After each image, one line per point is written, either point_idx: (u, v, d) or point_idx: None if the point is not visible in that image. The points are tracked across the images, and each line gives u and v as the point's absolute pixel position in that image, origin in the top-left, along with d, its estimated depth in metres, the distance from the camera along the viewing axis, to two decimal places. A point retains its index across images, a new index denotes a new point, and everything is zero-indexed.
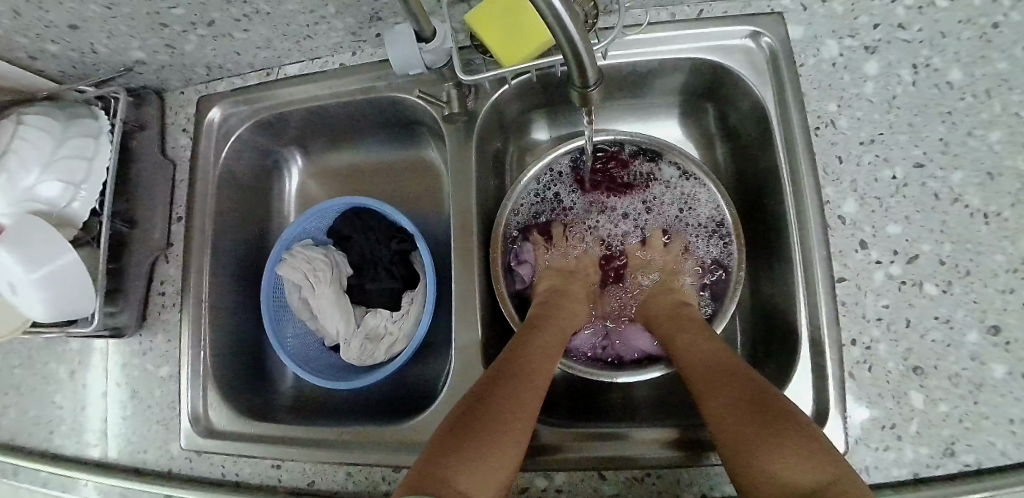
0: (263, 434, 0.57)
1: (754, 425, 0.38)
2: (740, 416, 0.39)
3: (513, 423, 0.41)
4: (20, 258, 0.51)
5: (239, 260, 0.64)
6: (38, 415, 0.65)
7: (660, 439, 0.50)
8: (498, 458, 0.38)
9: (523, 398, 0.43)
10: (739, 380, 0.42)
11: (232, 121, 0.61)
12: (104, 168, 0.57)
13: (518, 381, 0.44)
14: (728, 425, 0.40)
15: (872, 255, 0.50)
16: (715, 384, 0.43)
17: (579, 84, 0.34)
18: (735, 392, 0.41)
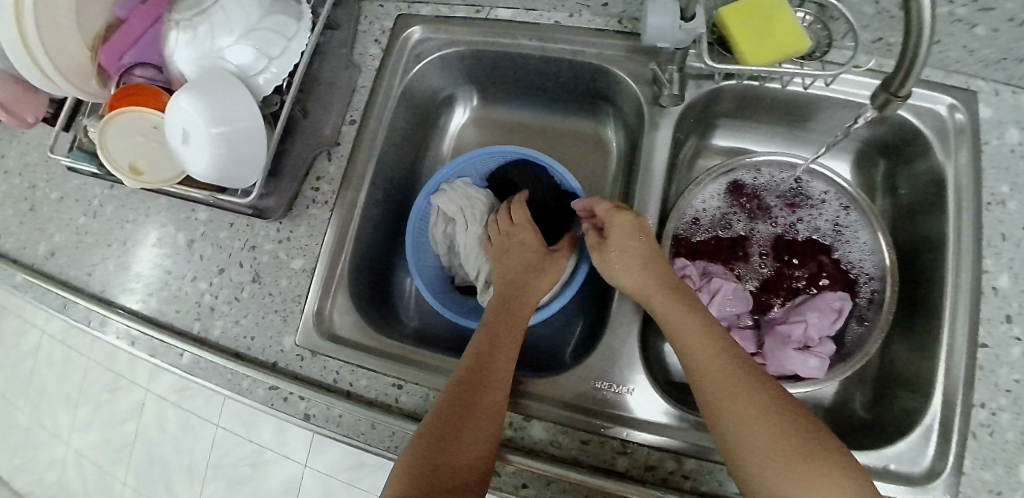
0: (387, 352, 0.56)
1: (773, 440, 0.40)
2: (761, 425, 0.41)
3: (482, 411, 0.45)
4: (201, 101, 0.51)
5: (392, 178, 0.64)
6: (141, 274, 0.63)
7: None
8: (472, 444, 0.43)
9: (491, 393, 0.46)
10: (749, 391, 0.42)
11: (428, 45, 0.61)
12: (297, 51, 0.57)
13: (492, 380, 0.47)
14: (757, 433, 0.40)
15: (1014, 330, 0.52)
16: (730, 403, 0.42)
17: (891, 91, 0.38)
18: (747, 401, 0.42)
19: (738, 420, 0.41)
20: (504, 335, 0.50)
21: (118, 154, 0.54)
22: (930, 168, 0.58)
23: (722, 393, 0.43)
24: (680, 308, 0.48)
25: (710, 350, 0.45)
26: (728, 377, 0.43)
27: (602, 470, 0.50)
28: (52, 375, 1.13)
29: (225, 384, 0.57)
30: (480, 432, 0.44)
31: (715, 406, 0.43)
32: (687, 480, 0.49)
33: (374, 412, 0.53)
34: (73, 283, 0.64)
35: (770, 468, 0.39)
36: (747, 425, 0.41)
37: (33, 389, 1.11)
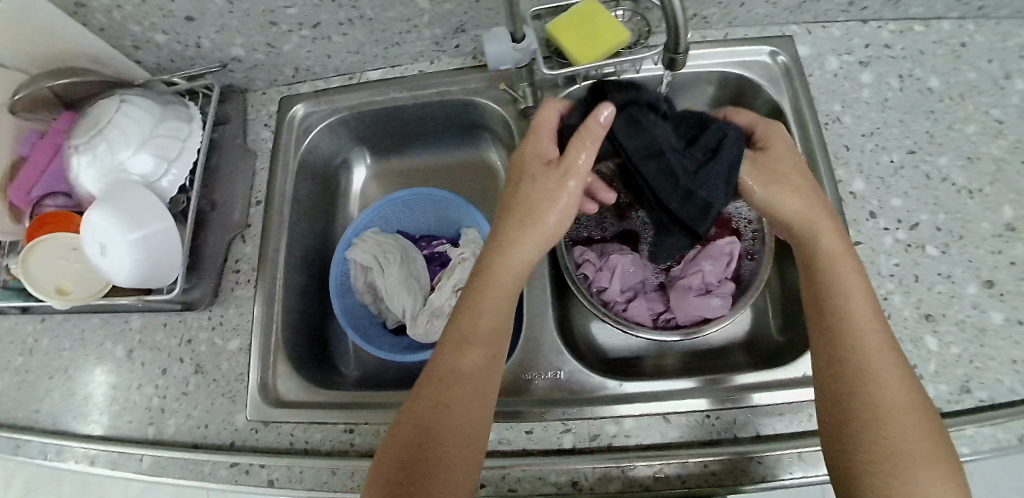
0: (334, 400, 0.59)
1: (858, 413, 0.41)
2: (907, 397, 0.41)
3: (460, 418, 0.44)
4: (113, 212, 0.54)
5: (307, 242, 0.68)
6: (88, 396, 0.64)
7: (720, 388, 0.55)
8: (458, 461, 0.42)
9: (466, 398, 0.44)
10: (884, 351, 0.43)
11: (312, 118, 0.67)
12: (194, 149, 0.63)
13: (469, 380, 0.45)
14: (882, 401, 0.41)
15: (880, 223, 0.58)
16: (867, 371, 0.42)
17: (670, 50, 0.42)
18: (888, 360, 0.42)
19: (877, 380, 0.41)
20: (483, 330, 0.47)
21: (43, 280, 0.57)
22: (767, 112, 0.64)
23: (850, 362, 0.43)
24: (843, 258, 0.47)
25: (871, 323, 0.44)
26: (872, 338, 0.43)
27: (552, 451, 0.54)
28: None
29: (187, 476, 0.58)
30: (460, 441, 0.43)
31: (859, 355, 0.43)
32: (631, 438, 0.53)
33: (333, 460, 0.56)
34: (21, 423, 0.65)
35: (894, 429, 0.40)
36: (881, 396, 0.41)
37: None
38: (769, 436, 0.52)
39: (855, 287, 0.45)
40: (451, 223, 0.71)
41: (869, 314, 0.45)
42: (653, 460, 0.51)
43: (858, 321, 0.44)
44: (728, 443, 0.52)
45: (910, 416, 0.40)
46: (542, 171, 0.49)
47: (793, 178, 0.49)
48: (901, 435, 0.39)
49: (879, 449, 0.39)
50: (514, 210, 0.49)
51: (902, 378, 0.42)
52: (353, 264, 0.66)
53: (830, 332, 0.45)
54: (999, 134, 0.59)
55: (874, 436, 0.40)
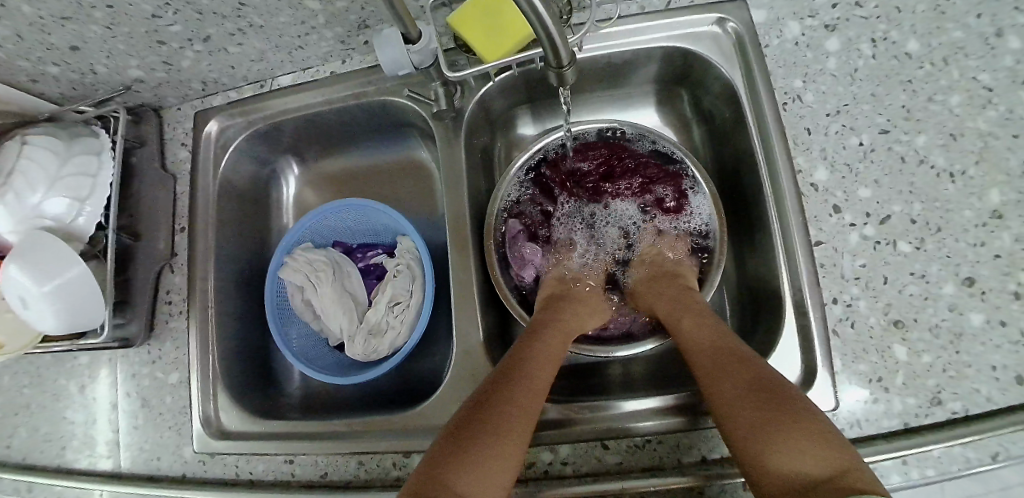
0: (272, 432, 0.58)
1: (756, 411, 0.40)
2: (747, 405, 0.41)
3: (503, 430, 0.42)
4: (27, 265, 0.53)
5: (241, 265, 0.66)
6: (50, 432, 0.66)
7: (662, 408, 0.51)
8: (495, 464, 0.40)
9: (518, 410, 0.43)
10: (749, 366, 0.44)
11: (230, 132, 0.64)
12: (108, 183, 0.60)
13: (520, 394, 0.45)
14: (740, 418, 0.41)
15: (846, 218, 0.53)
16: (728, 373, 0.44)
17: (554, 64, 0.38)
18: (747, 377, 0.43)
19: (718, 390, 0.44)
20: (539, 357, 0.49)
21: None
22: (722, 87, 0.60)
23: (711, 374, 0.45)
24: (688, 313, 0.52)
25: (708, 337, 0.48)
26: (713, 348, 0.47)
27: None
28: None
29: None
30: (499, 448, 0.41)
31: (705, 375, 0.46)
32: (567, 466, 0.51)
33: (274, 493, 0.55)
34: None
35: (733, 413, 0.42)
36: (725, 388, 0.43)
37: None
38: (715, 460, 0.49)
39: (700, 326, 0.50)
40: (387, 230, 0.66)
41: (708, 330, 0.49)
42: (588, 491, 0.49)
43: (695, 345, 0.49)
44: (671, 469, 0.49)
45: (745, 403, 0.41)
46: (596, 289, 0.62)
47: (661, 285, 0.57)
48: (757, 414, 0.40)
49: (746, 430, 0.40)
50: (566, 298, 0.58)
51: (750, 371, 0.44)
52: (288, 285, 0.64)
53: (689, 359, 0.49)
54: (988, 106, 0.54)
55: (732, 423, 0.42)
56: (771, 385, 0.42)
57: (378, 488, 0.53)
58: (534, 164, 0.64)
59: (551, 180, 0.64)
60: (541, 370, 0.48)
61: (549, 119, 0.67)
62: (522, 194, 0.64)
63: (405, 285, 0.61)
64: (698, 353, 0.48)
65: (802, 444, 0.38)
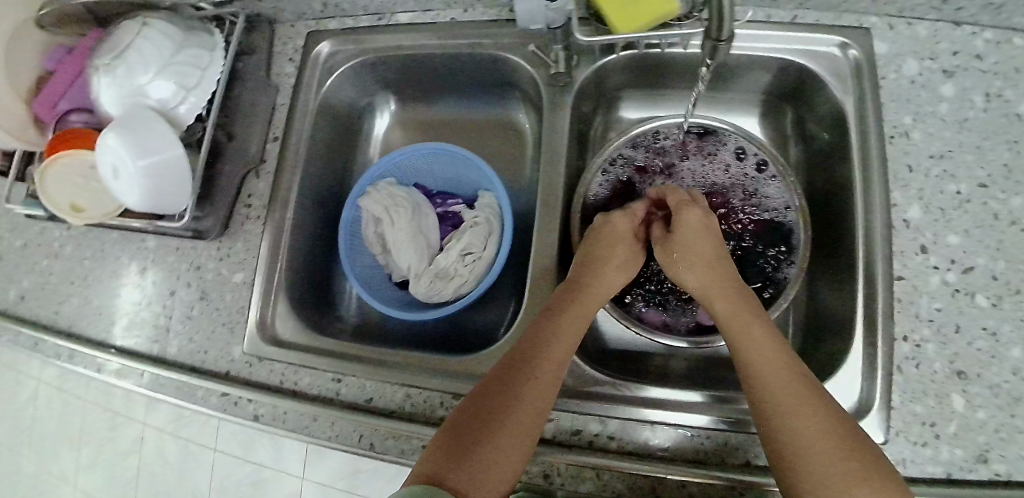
0: (325, 349, 0.59)
1: (824, 441, 0.39)
2: (806, 435, 0.40)
3: (516, 416, 0.43)
4: (128, 137, 0.54)
5: (323, 187, 0.67)
6: (103, 306, 0.67)
7: (714, 403, 0.52)
8: (500, 447, 0.41)
9: (530, 402, 0.43)
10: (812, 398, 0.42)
11: (338, 58, 0.65)
12: (214, 79, 0.61)
13: (528, 385, 0.44)
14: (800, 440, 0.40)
15: (931, 260, 0.53)
16: (789, 398, 0.42)
17: (713, 37, 0.39)
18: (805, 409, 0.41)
19: (772, 414, 0.42)
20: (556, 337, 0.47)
21: (59, 196, 0.58)
22: (831, 111, 0.59)
23: (783, 392, 0.43)
24: (735, 306, 0.50)
25: (770, 344, 0.46)
26: (779, 361, 0.45)
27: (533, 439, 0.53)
28: (48, 414, 1.16)
29: (183, 397, 0.61)
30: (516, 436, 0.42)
31: (762, 383, 0.44)
32: (612, 441, 0.51)
33: (318, 407, 0.56)
34: (41, 323, 0.68)
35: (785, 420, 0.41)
36: (805, 415, 0.41)
37: (31, 436, 1.15)
38: (761, 466, 0.49)
39: (761, 332, 0.47)
40: (469, 180, 0.67)
41: (762, 336, 0.47)
42: (633, 467, 0.50)
43: (756, 358, 0.46)
44: (717, 466, 0.49)
45: (807, 421, 0.41)
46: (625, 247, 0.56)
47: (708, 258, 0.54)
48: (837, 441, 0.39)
49: (798, 454, 0.40)
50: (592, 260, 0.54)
51: (814, 394, 0.42)
52: (362, 214, 0.65)
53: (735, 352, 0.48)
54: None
55: (781, 438, 0.41)
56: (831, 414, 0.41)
57: (422, 423, 0.53)
58: (621, 153, 0.62)
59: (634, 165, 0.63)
60: (559, 349, 0.47)
61: (651, 111, 0.66)
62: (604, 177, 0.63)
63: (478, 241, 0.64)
64: (755, 370, 0.45)
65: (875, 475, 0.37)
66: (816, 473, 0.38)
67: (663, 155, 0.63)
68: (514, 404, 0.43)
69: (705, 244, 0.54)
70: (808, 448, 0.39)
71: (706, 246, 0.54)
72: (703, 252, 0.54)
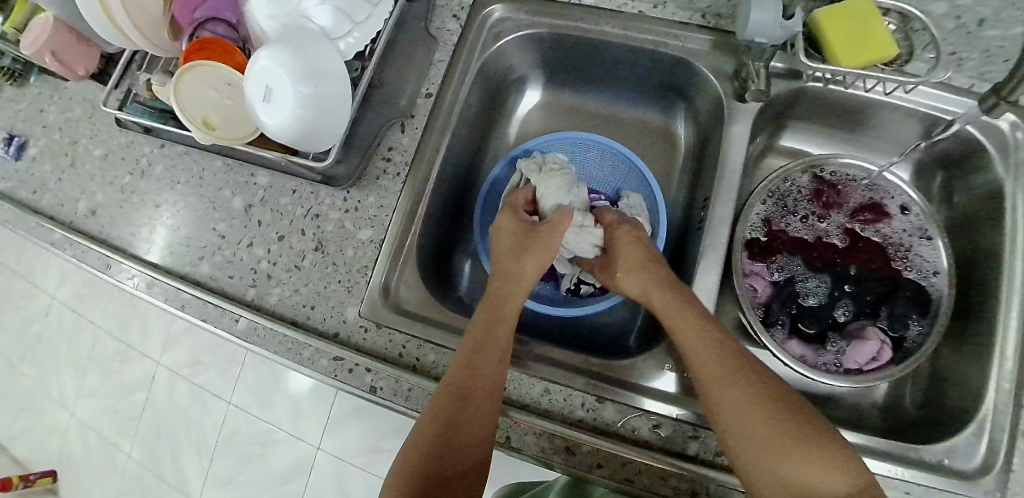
0: (453, 325, 0.55)
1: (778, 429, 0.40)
2: (765, 421, 0.40)
3: (474, 422, 0.44)
4: (290, 56, 0.50)
5: (461, 156, 0.63)
6: (192, 237, 0.60)
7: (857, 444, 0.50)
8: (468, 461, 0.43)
9: (477, 409, 0.44)
10: (744, 379, 0.42)
11: (507, 25, 0.61)
12: (382, 18, 0.56)
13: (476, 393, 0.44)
14: (762, 427, 0.40)
15: None
16: (730, 379, 0.43)
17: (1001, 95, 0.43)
18: (740, 391, 0.42)
19: (725, 405, 0.42)
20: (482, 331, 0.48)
21: (193, 107, 0.53)
22: (987, 184, 0.58)
23: (713, 382, 0.43)
24: (673, 299, 0.48)
25: (713, 337, 0.45)
26: (706, 352, 0.44)
27: (673, 453, 0.48)
28: (86, 332, 1.16)
29: (284, 353, 0.55)
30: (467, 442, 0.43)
31: (702, 372, 0.44)
32: None
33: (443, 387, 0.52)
34: (115, 244, 0.61)
35: (733, 396, 0.42)
36: (732, 401, 0.42)
37: (75, 347, 1.17)
38: None
39: (689, 319, 0.46)
40: (614, 178, 0.65)
41: (707, 335, 0.45)
42: None
43: (692, 349, 0.45)
44: None
45: (752, 407, 0.41)
46: (631, 255, 0.54)
47: (632, 269, 0.53)
48: (780, 431, 0.40)
49: (765, 444, 0.40)
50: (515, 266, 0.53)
51: (741, 377, 0.43)
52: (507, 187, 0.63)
53: (672, 334, 0.47)
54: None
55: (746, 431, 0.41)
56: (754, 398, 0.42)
57: (560, 422, 0.50)
58: (789, 184, 0.62)
59: (799, 201, 0.62)
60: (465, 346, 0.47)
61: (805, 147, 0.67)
62: (768, 205, 0.62)
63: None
64: (697, 361, 0.45)
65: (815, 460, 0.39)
66: (762, 467, 0.39)
67: (831, 199, 0.62)
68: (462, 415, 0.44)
69: (631, 254, 0.54)
70: (767, 448, 0.40)
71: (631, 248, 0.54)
72: (627, 252, 0.54)
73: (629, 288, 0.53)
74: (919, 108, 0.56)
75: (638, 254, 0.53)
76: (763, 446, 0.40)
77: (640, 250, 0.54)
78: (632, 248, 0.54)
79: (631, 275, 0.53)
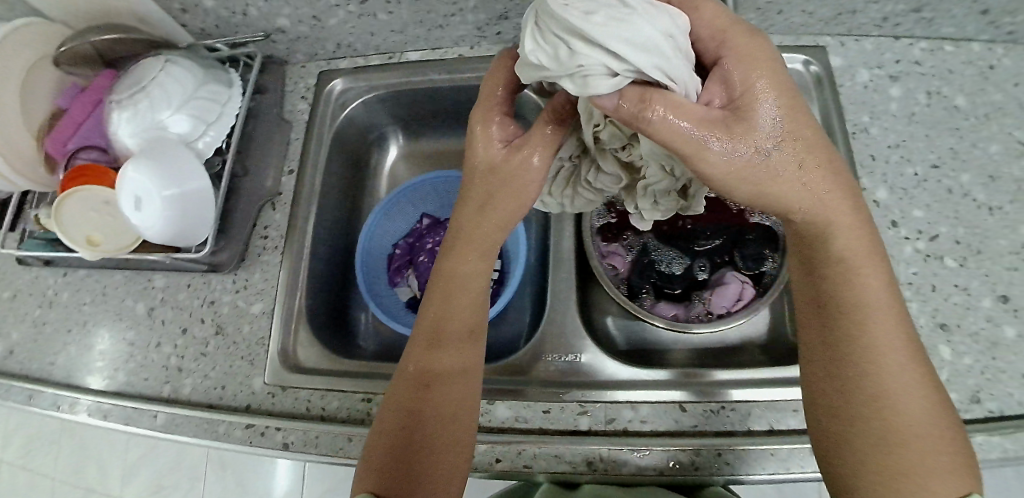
0: (352, 370, 0.60)
1: (869, 404, 0.40)
2: (923, 410, 0.40)
3: (446, 435, 0.46)
4: (154, 166, 0.55)
5: (335, 217, 0.69)
6: (105, 350, 0.64)
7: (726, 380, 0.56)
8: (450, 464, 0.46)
9: (446, 429, 0.46)
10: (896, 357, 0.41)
11: (351, 94, 0.69)
12: (233, 114, 0.64)
13: (443, 408, 0.47)
14: (919, 414, 0.40)
15: (901, 232, 0.60)
16: (899, 360, 0.41)
17: None
18: (901, 369, 0.40)
19: (904, 380, 0.40)
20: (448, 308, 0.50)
21: (75, 229, 0.58)
22: None
23: (877, 374, 0.40)
24: (857, 238, 0.43)
25: (890, 308, 0.42)
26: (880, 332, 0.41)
27: (566, 431, 0.55)
28: (49, 478, 1.15)
29: (202, 435, 0.58)
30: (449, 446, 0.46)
31: (855, 345, 0.41)
32: (645, 424, 0.54)
33: (351, 427, 0.56)
34: (34, 375, 0.65)
35: (902, 377, 0.40)
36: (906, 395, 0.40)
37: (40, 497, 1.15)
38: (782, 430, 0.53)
39: (876, 275, 0.43)
40: None
41: (892, 311, 0.42)
42: (665, 446, 0.52)
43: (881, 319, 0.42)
44: (743, 435, 0.53)
45: (839, 386, 0.42)
46: (773, 78, 0.40)
47: (794, 117, 0.40)
48: (934, 435, 0.39)
49: (880, 419, 0.40)
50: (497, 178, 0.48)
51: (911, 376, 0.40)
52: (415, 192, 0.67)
53: (844, 310, 0.42)
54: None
55: (842, 396, 0.41)
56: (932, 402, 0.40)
57: None
58: None
59: None
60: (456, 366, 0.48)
61: None
62: None
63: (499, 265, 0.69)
64: (881, 315, 0.42)
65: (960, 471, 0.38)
66: (903, 451, 0.39)
67: None
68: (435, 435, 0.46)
69: (782, 93, 0.40)
70: (908, 439, 0.39)
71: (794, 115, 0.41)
72: (743, 49, 0.41)
73: (783, 197, 0.41)
74: None
75: (778, 79, 0.41)
76: (901, 435, 0.39)
77: (776, 70, 0.41)
78: (782, 90, 0.40)
79: (784, 99, 0.40)
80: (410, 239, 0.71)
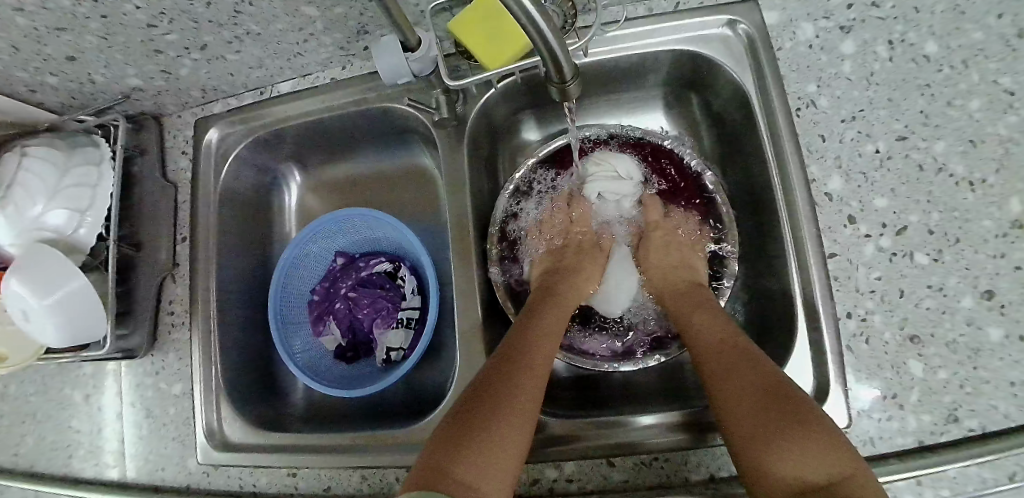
0: (276, 444, 0.58)
1: (751, 403, 0.42)
2: (754, 406, 0.41)
3: (516, 408, 0.43)
4: (31, 276, 0.52)
5: (242, 278, 0.66)
6: (56, 441, 0.66)
7: (656, 426, 0.51)
8: (513, 436, 0.42)
9: (517, 404, 0.43)
10: (751, 366, 0.44)
11: (230, 141, 0.63)
12: (109, 194, 0.59)
13: (516, 382, 0.45)
14: (747, 408, 0.42)
15: (860, 229, 0.52)
16: (736, 366, 0.45)
17: (557, 80, 0.37)
18: (751, 375, 0.43)
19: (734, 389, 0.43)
20: (541, 330, 0.51)
21: None
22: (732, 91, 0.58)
23: (716, 358, 0.47)
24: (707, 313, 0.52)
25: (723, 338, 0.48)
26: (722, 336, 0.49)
27: None
28: None
29: None
30: (514, 419, 0.43)
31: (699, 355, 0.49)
32: (572, 483, 0.50)
33: None
34: None
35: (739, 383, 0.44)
36: (736, 372, 0.44)
37: None
38: (722, 479, 0.49)
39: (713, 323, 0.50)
40: (388, 239, 0.67)
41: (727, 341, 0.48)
42: None
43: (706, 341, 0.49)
44: (676, 489, 0.49)
45: (754, 391, 0.42)
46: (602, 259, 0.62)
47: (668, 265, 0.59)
48: (766, 405, 0.41)
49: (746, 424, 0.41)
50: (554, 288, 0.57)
51: (752, 359, 0.45)
52: (366, 239, 0.68)
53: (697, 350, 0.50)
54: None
55: (724, 399, 0.44)
56: (775, 379, 0.43)
57: None
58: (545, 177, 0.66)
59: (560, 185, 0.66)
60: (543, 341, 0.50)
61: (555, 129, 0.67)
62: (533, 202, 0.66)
63: (417, 303, 0.65)
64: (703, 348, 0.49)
65: (814, 440, 0.38)
66: (761, 447, 0.39)
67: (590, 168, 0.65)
68: (503, 402, 0.43)
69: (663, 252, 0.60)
70: (733, 408, 0.43)
71: (669, 253, 0.60)
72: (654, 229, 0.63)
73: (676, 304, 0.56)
74: (608, 55, 0.58)
75: (670, 246, 0.60)
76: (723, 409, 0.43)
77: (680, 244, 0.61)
78: (667, 247, 0.61)
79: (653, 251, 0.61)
80: (327, 284, 0.68)
